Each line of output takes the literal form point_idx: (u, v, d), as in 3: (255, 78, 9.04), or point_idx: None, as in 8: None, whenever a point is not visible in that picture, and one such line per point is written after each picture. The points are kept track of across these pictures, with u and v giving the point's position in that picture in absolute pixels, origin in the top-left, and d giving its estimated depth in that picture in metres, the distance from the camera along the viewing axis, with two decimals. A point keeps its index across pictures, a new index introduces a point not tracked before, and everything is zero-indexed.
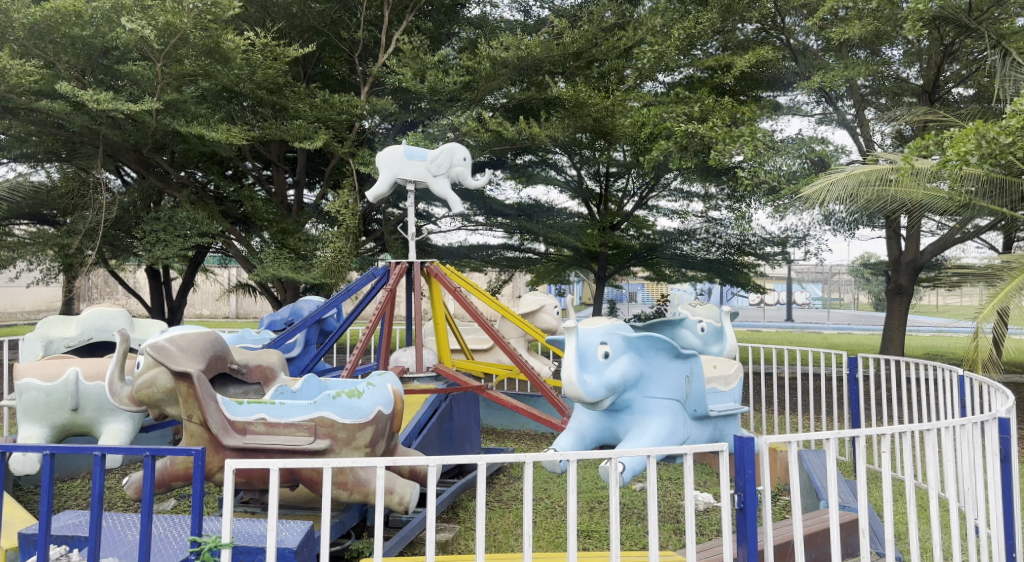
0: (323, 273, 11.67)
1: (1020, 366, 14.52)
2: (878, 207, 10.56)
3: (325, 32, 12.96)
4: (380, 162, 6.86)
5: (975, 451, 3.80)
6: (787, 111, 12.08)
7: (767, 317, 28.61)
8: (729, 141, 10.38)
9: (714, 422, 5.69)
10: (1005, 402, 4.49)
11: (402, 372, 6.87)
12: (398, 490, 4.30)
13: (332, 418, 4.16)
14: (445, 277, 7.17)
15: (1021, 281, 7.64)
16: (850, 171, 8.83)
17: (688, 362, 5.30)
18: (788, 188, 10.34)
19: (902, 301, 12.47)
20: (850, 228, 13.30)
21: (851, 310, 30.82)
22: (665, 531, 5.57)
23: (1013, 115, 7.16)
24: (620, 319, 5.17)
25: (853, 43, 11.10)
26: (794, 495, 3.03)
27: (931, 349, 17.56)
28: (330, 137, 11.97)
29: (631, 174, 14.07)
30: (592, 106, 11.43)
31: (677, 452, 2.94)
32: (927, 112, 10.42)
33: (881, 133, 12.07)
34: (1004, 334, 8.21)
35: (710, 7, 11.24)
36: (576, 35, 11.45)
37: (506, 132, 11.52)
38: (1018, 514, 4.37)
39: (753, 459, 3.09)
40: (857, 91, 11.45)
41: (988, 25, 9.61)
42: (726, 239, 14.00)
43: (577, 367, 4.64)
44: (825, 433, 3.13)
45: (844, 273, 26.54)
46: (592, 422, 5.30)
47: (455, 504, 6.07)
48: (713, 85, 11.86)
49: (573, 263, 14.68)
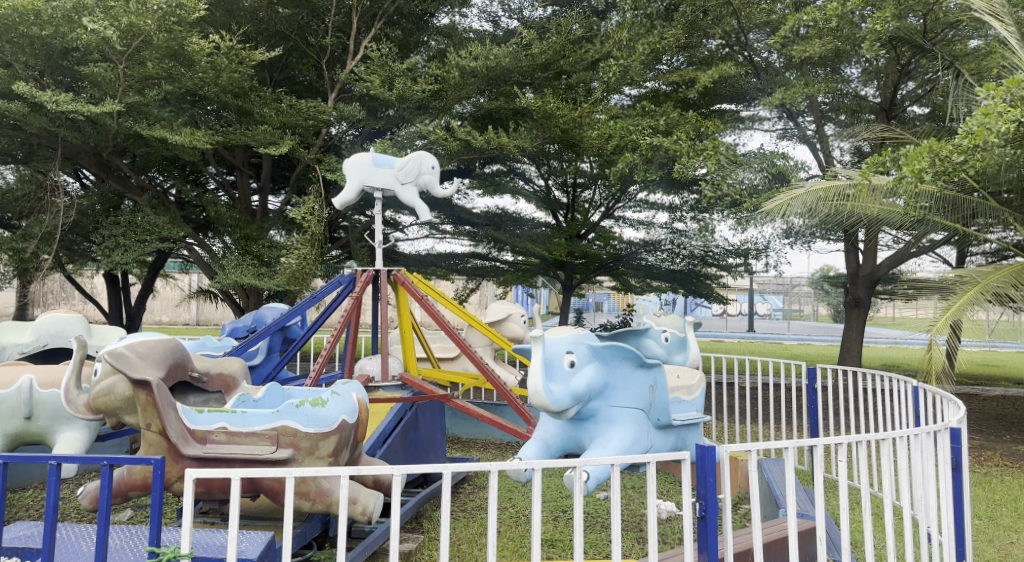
0: (287, 280, 11.50)
1: (972, 379, 14.97)
2: (836, 221, 10.84)
3: (291, 37, 12.86)
4: (347, 169, 6.80)
5: (927, 458, 3.89)
6: (748, 125, 12.40)
7: (729, 328, 29.16)
8: (693, 154, 10.57)
9: (677, 431, 5.78)
10: (958, 413, 4.61)
11: (367, 380, 6.79)
12: (361, 499, 4.26)
13: (294, 427, 4.10)
14: (411, 285, 7.11)
15: (973, 295, 7.89)
16: (809, 187, 9.15)
17: (652, 371, 5.39)
18: (749, 202, 10.57)
19: (859, 312, 12.79)
20: (807, 241, 13.64)
21: (811, 322, 31.53)
22: (629, 540, 5.62)
23: (966, 134, 7.34)
24: (585, 329, 5.21)
25: (812, 61, 11.38)
26: (753, 504, 3.05)
27: (890, 361, 17.98)
28: (297, 143, 11.83)
29: (597, 185, 14.19)
30: (560, 117, 11.55)
31: (640, 460, 2.95)
32: (884, 129, 10.70)
33: (841, 150, 12.40)
34: (958, 346, 8.44)
35: (675, 22, 11.44)
36: (545, 47, 11.53)
37: (475, 141, 11.55)
38: (969, 520, 4.48)
39: (714, 468, 3.14)
40: (817, 109, 11.79)
41: (943, 46, 9.97)
42: (690, 250, 14.23)
43: (542, 375, 4.65)
44: (784, 442, 3.17)
45: (804, 285, 27.13)
46: (558, 431, 5.32)
47: (419, 514, 6.03)
48: (677, 99, 12.06)
49: (539, 272, 14.74)
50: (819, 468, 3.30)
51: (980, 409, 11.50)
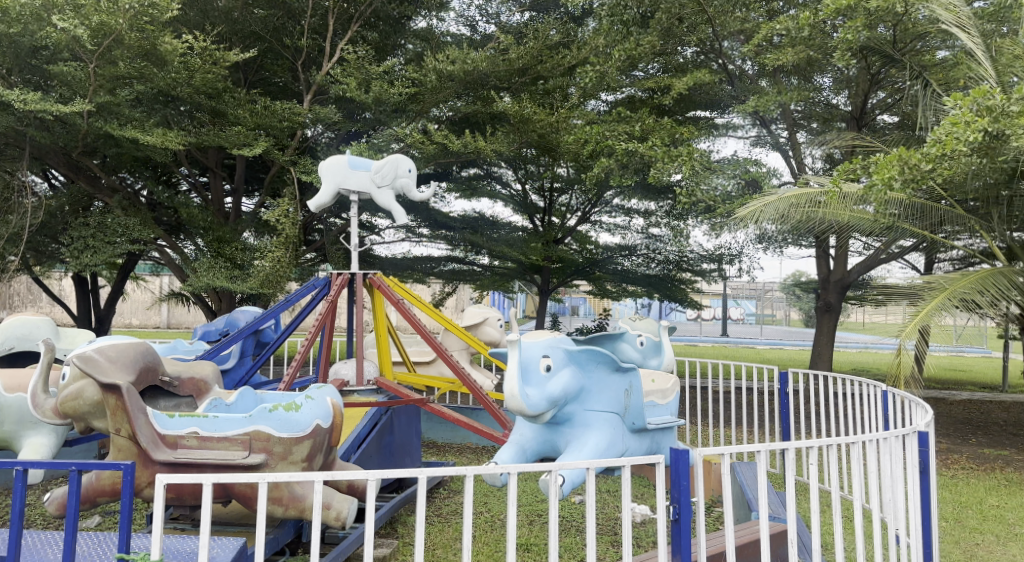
0: (261, 283, 11.39)
1: (938, 383, 15.28)
2: (808, 228, 11.02)
3: (266, 38, 12.76)
4: (323, 171, 6.75)
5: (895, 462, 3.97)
6: (723, 132, 12.57)
7: (703, 332, 29.46)
8: (668, 160, 10.68)
9: (652, 435, 5.82)
10: (926, 417, 4.71)
11: (342, 384, 6.74)
12: (335, 505, 4.23)
13: (267, 431, 4.06)
14: (387, 288, 7.07)
15: (940, 300, 8.06)
16: (782, 194, 9.35)
17: (627, 376, 5.43)
18: (723, 208, 10.69)
19: (830, 317, 12.99)
20: (779, 246, 13.83)
21: (782, 326, 31.96)
22: (603, 543, 5.65)
23: (934, 142, 7.50)
24: (561, 333, 5.24)
25: (785, 69, 11.56)
26: (726, 507, 3.08)
27: (859, 366, 18.30)
28: (271, 145, 11.72)
29: (574, 189, 14.26)
30: (537, 122, 11.59)
31: (615, 464, 2.97)
32: (855, 137, 10.92)
33: (812, 157, 12.63)
34: (926, 351, 8.61)
35: (651, 29, 11.55)
36: (522, 52, 11.57)
37: (452, 145, 11.55)
38: (936, 522, 4.57)
39: (688, 471, 3.17)
40: (789, 117, 12.01)
41: (911, 56, 10.18)
42: (665, 255, 14.36)
43: (519, 380, 4.66)
44: (756, 446, 3.22)
45: (776, 290, 27.51)
46: (533, 434, 5.36)
47: (394, 519, 5.99)
48: (653, 106, 12.17)
49: (515, 276, 14.76)
50: (789, 470, 3.35)
51: (947, 413, 11.74)
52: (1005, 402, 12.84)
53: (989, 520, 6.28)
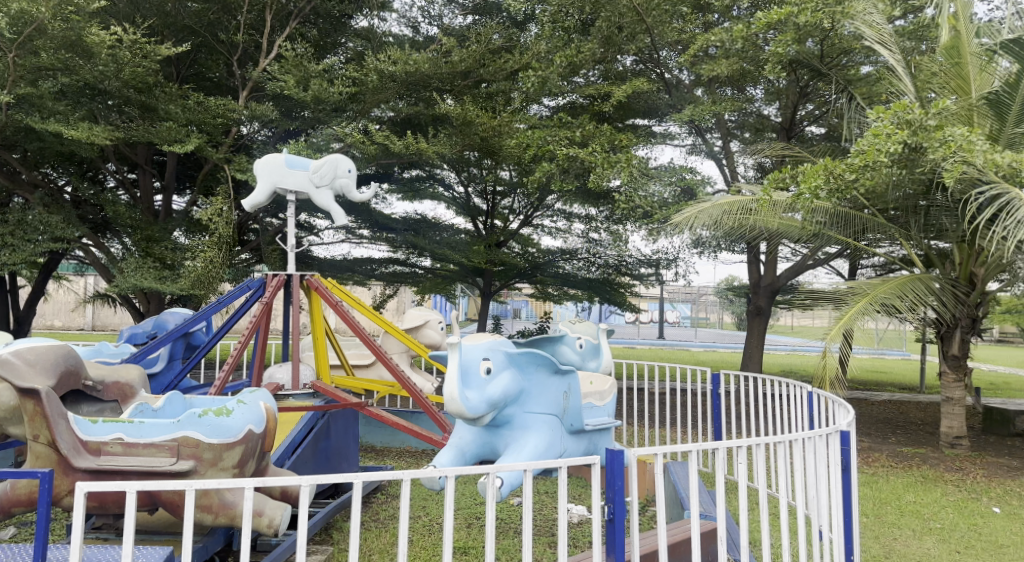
0: (193, 284, 11.01)
1: (860, 384, 16.02)
2: (740, 234, 11.40)
3: (201, 32, 12.37)
4: (259, 170, 6.60)
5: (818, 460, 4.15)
6: (661, 139, 12.85)
7: (641, 335, 30.06)
8: (607, 165, 10.91)
9: (589, 436, 5.91)
10: (848, 416, 4.94)
11: (277, 389, 6.60)
12: (267, 512, 4.14)
13: (196, 437, 3.93)
14: (325, 290, 6.95)
15: (862, 305, 8.46)
16: (715, 201, 9.67)
17: (566, 378, 5.50)
18: (660, 214, 10.93)
19: (760, 321, 13.47)
20: (714, 251, 14.24)
21: (716, 329, 32.93)
22: (540, 544, 5.71)
23: (857, 153, 7.86)
24: (502, 336, 5.26)
25: (720, 80, 11.92)
26: (659, 506, 3.16)
27: (787, 367, 19.01)
28: (204, 142, 11.36)
29: (516, 193, 14.33)
30: (479, 125, 11.60)
31: (552, 466, 3.01)
32: (785, 147, 11.34)
33: (744, 166, 13.08)
34: (849, 354, 9.01)
35: (592, 37, 11.74)
36: (464, 54, 11.57)
37: (393, 145, 11.45)
38: (858, 518, 4.78)
39: (623, 471, 3.24)
40: (723, 126, 12.40)
41: (838, 70, 10.61)
42: (605, 259, 14.59)
43: (458, 383, 4.66)
44: (688, 445, 3.32)
45: (710, 294, 28.33)
46: (473, 438, 5.33)
47: (329, 525, 5.89)
48: (593, 112, 12.36)
49: (457, 279, 14.72)
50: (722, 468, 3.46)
51: (867, 413, 12.33)
52: (921, 402, 13.57)
53: (906, 515, 6.60)
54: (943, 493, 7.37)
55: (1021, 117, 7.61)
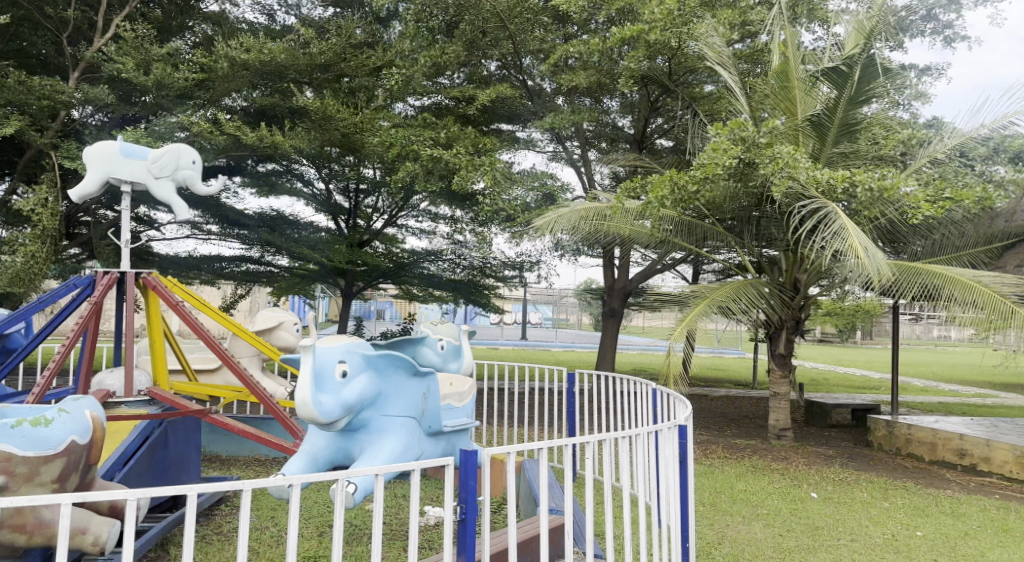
0: (8, 282, 9.79)
1: (703, 382, 17.25)
2: (597, 239, 11.89)
3: (22, 4, 11.09)
4: (88, 157, 6.00)
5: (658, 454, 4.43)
6: (524, 145, 13.12)
7: (504, 336, 30.56)
8: (471, 168, 11.04)
9: (447, 437, 5.90)
10: (686, 411, 5.30)
11: (107, 397, 6.03)
12: (92, 530, 3.92)
13: (8, 451, 3.50)
14: (164, 289, 6.44)
15: (702, 308, 9.07)
16: (573, 207, 10.00)
17: (424, 380, 5.47)
18: (522, 217, 11.14)
19: (614, 322, 14.12)
20: (573, 254, 14.72)
21: (575, 330, 34.17)
22: (394, 549, 5.62)
23: (699, 166, 8.44)
24: (358, 338, 5.14)
25: (579, 91, 12.39)
26: (510, 505, 3.21)
27: (639, 366, 20.10)
28: (24, 125, 10.19)
29: (379, 192, 14.03)
30: (339, 120, 11.26)
31: (406, 468, 2.96)
32: (637, 158, 11.97)
33: (601, 174, 13.69)
34: (692, 354, 9.67)
35: (455, 39, 11.80)
36: (324, 47, 11.19)
37: (246, 138, 10.85)
38: (693, 506, 5.12)
39: (476, 471, 3.24)
40: (582, 135, 12.92)
41: (684, 88, 11.43)
42: (469, 261, 14.65)
43: (311, 387, 4.49)
44: (538, 443, 3.40)
45: (570, 296, 29.36)
46: (326, 443, 5.17)
47: (165, 541, 5.47)
48: (458, 115, 12.42)
49: (316, 279, 14.21)
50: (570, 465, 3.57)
51: (709, 408, 13.28)
52: (753, 397, 14.83)
53: (737, 502, 7.14)
54: (770, 480, 7.98)
55: (837, 139, 8.47)
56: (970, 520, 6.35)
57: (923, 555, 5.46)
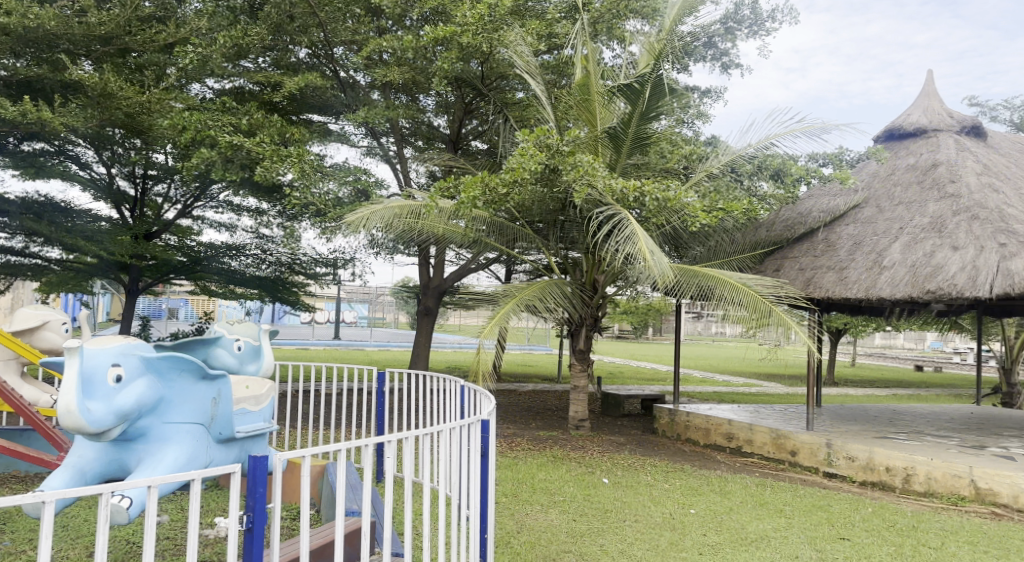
0: None
1: (514, 378, 17.87)
2: (410, 237, 11.83)
3: None
4: None
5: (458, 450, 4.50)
6: (336, 138, 12.68)
7: (316, 336, 29.47)
8: (276, 159, 10.45)
9: (241, 444, 5.47)
10: (489, 407, 5.37)
11: None
12: None
13: None
14: None
15: (511, 306, 9.36)
16: (387, 204, 9.86)
17: (215, 383, 5.06)
18: (333, 213, 10.76)
19: (428, 320, 14.18)
20: (389, 252, 14.55)
21: (391, 327, 33.81)
22: None
23: (509, 171, 8.67)
24: (136, 339, 4.68)
25: (394, 86, 12.27)
26: (303, 511, 3.02)
27: (453, 363, 20.38)
28: None
29: (173, 180, 12.82)
30: (122, 98, 10.11)
31: (186, 478, 2.57)
32: (452, 158, 12.06)
33: (416, 172, 13.68)
34: (502, 352, 9.96)
35: (261, 22, 11.14)
36: (104, 16, 9.98)
37: (2, 111, 9.37)
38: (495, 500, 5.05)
39: (265, 478, 3.03)
40: (396, 131, 12.82)
41: (496, 93, 11.77)
42: (276, 257, 13.93)
43: (78, 395, 4.05)
44: (336, 445, 3.27)
45: (387, 294, 29.01)
46: (95, 455, 4.63)
47: None
48: (263, 101, 11.71)
49: (95, 273, 12.68)
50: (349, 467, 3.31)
51: (517, 403, 13.76)
52: (557, 391, 15.64)
53: (538, 490, 7.26)
54: (567, 468, 8.24)
55: (632, 150, 8.94)
56: (735, 496, 6.79)
57: (695, 532, 5.73)
